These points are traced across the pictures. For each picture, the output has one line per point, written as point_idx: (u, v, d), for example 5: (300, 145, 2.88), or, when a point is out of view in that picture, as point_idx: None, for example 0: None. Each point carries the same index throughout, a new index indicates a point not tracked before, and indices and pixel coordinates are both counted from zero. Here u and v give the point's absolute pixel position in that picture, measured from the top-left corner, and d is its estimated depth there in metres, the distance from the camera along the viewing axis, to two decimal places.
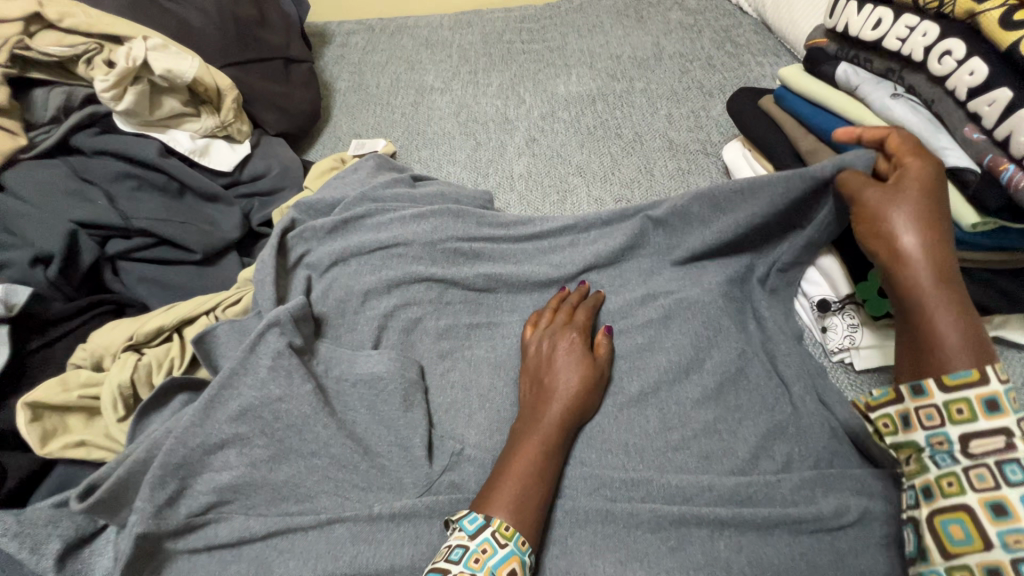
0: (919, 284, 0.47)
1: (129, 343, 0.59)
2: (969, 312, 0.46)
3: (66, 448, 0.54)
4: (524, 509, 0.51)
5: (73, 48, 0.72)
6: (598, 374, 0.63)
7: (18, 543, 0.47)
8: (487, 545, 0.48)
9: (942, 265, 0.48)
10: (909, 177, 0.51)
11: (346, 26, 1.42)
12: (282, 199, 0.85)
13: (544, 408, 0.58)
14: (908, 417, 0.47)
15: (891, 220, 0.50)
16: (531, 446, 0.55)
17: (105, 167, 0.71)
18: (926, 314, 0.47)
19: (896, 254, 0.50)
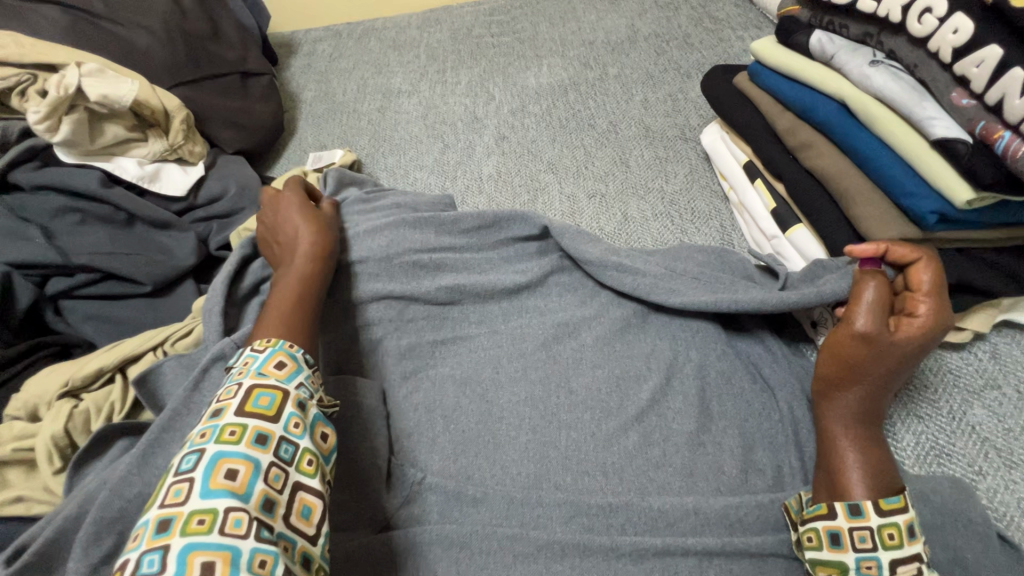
0: (847, 418, 0.49)
1: (66, 388, 0.56)
2: (881, 457, 0.47)
3: (3, 504, 0.52)
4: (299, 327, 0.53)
5: (3, 80, 0.69)
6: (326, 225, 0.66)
7: None
8: (279, 353, 0.46)
9: (872, 409, 0.49)
10: (909, 320, 0.48)
11: (313, 34, 1.38)
12: (241, 220, 0.81)
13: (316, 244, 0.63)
14: (839, 536, 0.44)
15: (858, 352, 0.49)
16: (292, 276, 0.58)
17: (45, 203, 0.69)
18: (841, 445, 0.48)
19: (849, 375, 0.49)
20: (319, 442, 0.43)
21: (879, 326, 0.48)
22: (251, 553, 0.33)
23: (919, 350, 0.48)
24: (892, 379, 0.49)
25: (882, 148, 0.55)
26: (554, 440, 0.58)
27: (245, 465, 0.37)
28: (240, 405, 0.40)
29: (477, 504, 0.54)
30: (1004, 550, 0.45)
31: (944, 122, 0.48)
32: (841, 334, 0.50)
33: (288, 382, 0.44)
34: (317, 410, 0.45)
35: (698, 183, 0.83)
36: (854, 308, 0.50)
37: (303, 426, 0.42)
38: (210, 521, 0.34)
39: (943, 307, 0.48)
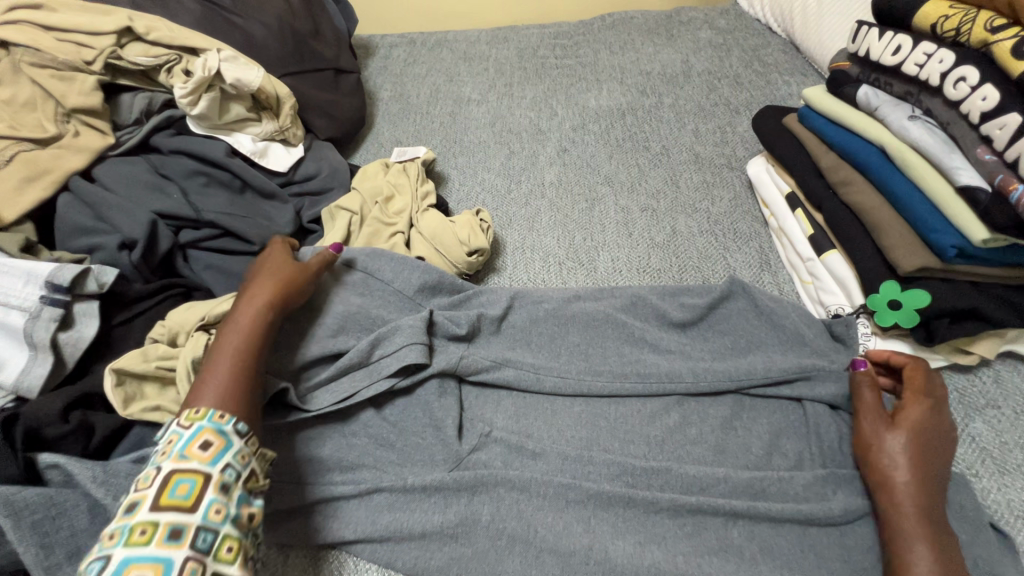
0: (899, 510, 0.53)
1: (202, 322, 0.64)
2: (943, 546, 0.51)
3: (143, 413, 0.60)
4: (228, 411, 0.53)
5: (157, 58, 0.80)
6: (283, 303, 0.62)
7: (104, 490, 0.55)
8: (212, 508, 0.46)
9: (927, 504, 0.53)
10: (908, 410, 0.58)
11: (390, 40, 1.50)
12: (332, 198, 0.92)
13: (248, 344, 0.58)
14: None
15: (883, 450, 0.57)
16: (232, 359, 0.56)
17: (181, 165, 0.80)
18: (901, 535, 0.52)
19: (886, 474, 0.55)
20: (241, 525, 0.47)
21: (890, 429, 0.57)
22: (182, 562, 0.42)
23: (939, 443, 0.56)
24: (936, 478, 0.55)
25: (914, 190, 0.64)
26: (603, 412, 0.67)
27: (154, 567, 0.41)
28: (157, 499, 0.45)
29: (536, 457, 0.63)
30: (991, 537, 0.54)
31: (969, 172, 0.57)
32: (863, 435, 0.59)
33: (212, 466, 0.48)
34: (240, 491, 0.49)
35: (742, 208, 0.92)
36: (864, 412, 0.60)
37: (223, 513, 0.46)
38: (148, 534, 0.43)
39: (918, 391, 0.60)
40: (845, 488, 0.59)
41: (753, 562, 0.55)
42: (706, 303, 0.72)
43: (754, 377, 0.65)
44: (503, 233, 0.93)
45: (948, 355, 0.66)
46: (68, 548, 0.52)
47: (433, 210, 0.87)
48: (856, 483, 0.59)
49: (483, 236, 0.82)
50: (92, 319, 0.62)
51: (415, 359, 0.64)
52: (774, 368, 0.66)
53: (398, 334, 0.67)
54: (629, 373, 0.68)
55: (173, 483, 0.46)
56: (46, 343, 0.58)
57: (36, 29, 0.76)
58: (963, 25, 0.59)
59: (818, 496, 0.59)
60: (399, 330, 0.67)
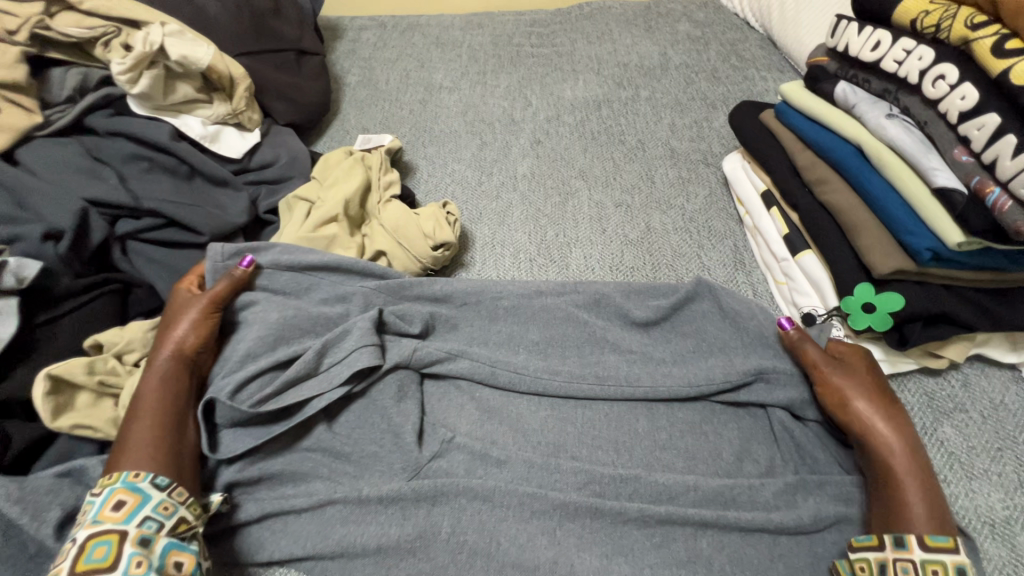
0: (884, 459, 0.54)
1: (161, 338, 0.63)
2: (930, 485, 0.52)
3: (72, 424, 0.55)
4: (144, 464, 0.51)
5: (91, 30, 0.73)
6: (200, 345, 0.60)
7: (19, 509, 0.49)
8: (133, 562, 0.44)
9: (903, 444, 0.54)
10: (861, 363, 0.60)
11: (358, 22, 1.43)
12: (290, 188, 0.86)
13: (161, 397, 0.56)
14: (885, 566, 0.48)
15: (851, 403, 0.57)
16: (149, 413, 0.54)
17: (119, 149, 0.73)
18: (893, 484, 0.52)
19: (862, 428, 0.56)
20: (169, 573, 0.46)
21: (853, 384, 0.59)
22: None
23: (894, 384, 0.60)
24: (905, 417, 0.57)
25: (889, 191, 0.62)
26: (571, 416, 0.64)
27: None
28: (73, 567, 0.44)
29: (500, 465, 0.60)
30: (960, 544, 0.53)
31: (945, 173, 0.56)
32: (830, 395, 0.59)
33: (127, 522, 0.46)
34: (168, 538, 0.47)
35: (717, 205, 0.90)
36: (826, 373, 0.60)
37: (144, 564, 0.45)
38: None
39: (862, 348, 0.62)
40: (816, 496, 0.57)
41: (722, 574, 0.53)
42: (679, 304, 0.70)
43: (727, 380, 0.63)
44: (473, 228, 0.89)
45: (919, 359, 0.65)
46: None
47: (396, 201, 0.83)
48: (827, 490, 0.58)
49: (451, 229, 0.77)
50: (9, 318, 0.56)
51: (368, 360, 0.60)
52: (747, 372, 0.64)
53: (348, 337, 0.62)
54: (600, 376, 0.65)
55: (92, 547, 0.45)
56: None
57: None
58: (943, 22, 0.56)
59: (789, 504, 0.57)
60: (349, 333, 0.63)
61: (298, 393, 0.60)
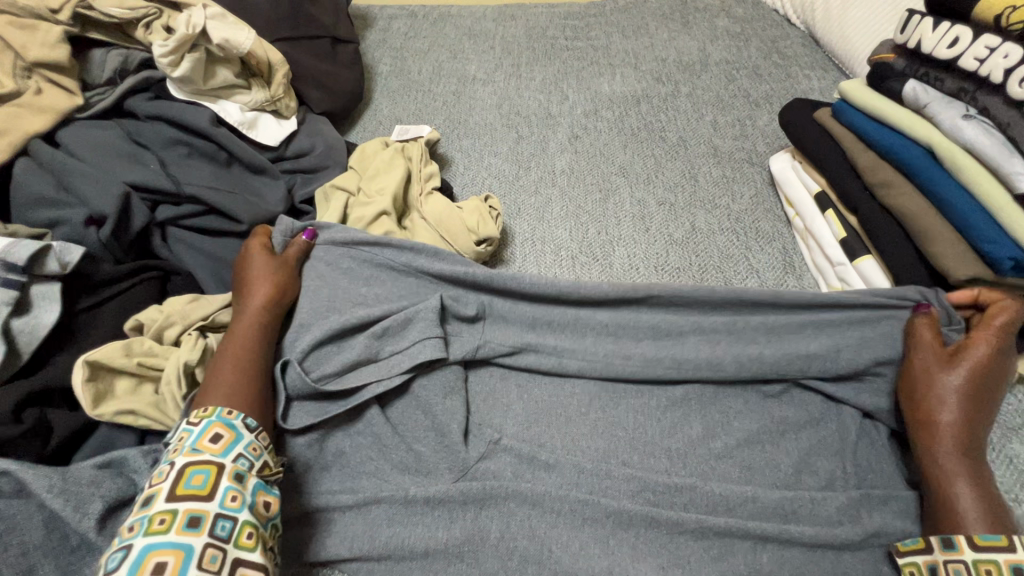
0: (942, 451, 0.53)
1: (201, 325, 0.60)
2: (986, 488, 0.51)
3: (115, 413, 0.54)
4: (236, 400, 0.53)
5: (133, 11, 0.71)
6: (279, 297, 0.62)
7: (63, 500, 0.48)
8: (230, 493, 0.46)
9: (968, 441, 0.52)
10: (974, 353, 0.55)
11: (389, 11, 1.40)
12: (326, 177, 0.84)
13: (247, 343, 0.57)
14: (935, 570, 0.47)
15: (937, 393, 0.54)
16: (234, 361, 0.56)
17: (160, 133, 0.72)
18: (945, 479, 0.52)
19: (933, 416, 0.54)
20: (258, 512, 0.47)
21: (949, 373, 0.54)
22: (202, 550, 0.42)
23: (995, 377, 0.54)
24: (981, 414, 0.54)
25: (963, 194, 0.59)
26: (621, 420, 0.62)
27: (175, 553, 0.42)
28: (173, 489, 0.45)
29: (549, 469, 0.58)
30: None
31: None
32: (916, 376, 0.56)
33: (224, 456, 0.48)
34: (258, 478, 0.49)
35: (764, 205, 0.87)
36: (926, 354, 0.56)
37: (239, 499, 0.46)
38: (167, 522, 0.43)
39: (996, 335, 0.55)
40: (881, 511, 0.55)
41: None
42: None
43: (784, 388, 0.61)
44: (512, 223, 0.87)
45: None
46: (18, 568, 0.45)
47: (437, 193, 0.81)
48: (892, 506, 0.55)
49: (494, 224, 0.76)
50: (54, 303, 0.55)
51: (432, 355, 0.59)
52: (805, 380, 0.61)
53: (411, 327, 0.61)
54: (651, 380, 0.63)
55: (191, 474, 0.46)
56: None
57: None
58: None
59: (853, 520, 0.54)
60: (412, 322, 0.61)
61: (360, 380, 0.59)
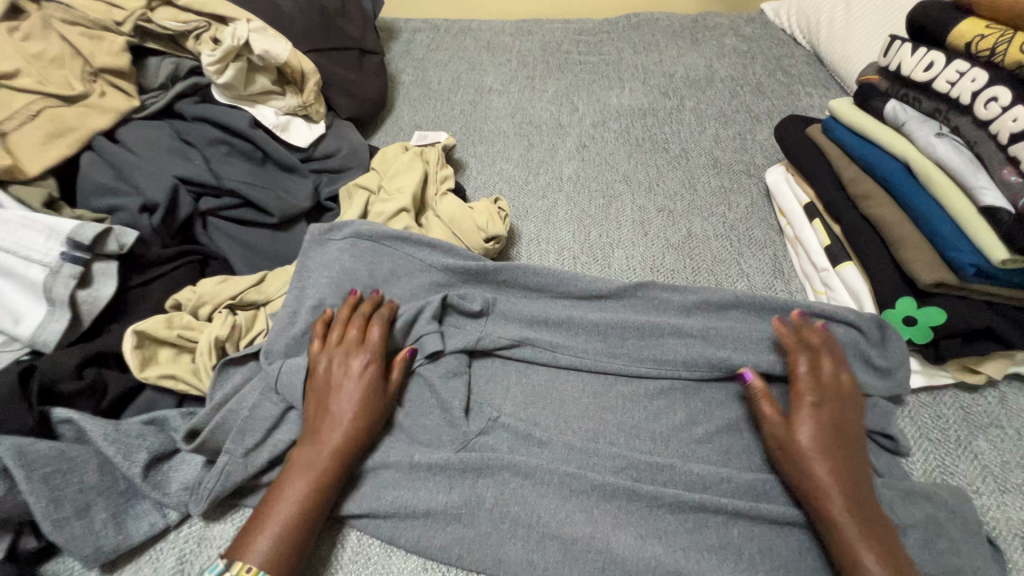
0: (839, 514, 0.52)
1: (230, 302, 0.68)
2: (889, 553, 0.50)
3: (160, 377, 0.61)
4: (284, 548, 0.51)
5: (186, 24, 0.79)
6: (372, 408, 0.60)
7: (115, 448, 0.55)
8: None
9: (860, 505, 0.53)
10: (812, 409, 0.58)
11: (413, 25, 1.49)
12: (350, 177, 0.92)
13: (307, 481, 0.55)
14: None
15: (808, 452, 0.56)
16: (280, 507, 0.53)
17: (205, 133, 0.80)
18: (847, 542, 0.51)
19: (812, 476, 0.55)
20: None
21: (803, 430, 0.57)
22: None
23: (847, 429, 0.58)
24: (858, 466, 0.55)
25: (935, 207, 0.64)
26: (611, 405, 0.68)
27: None
28: None
29: (541, 445, 0.64)
30: (988, 551, 0.55)
31: (993, 192, 0.58)
32: (780, 434, 0.58)
33: None
34: None
35: (758, 214, 0.92)
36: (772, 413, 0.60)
37: None
38: None
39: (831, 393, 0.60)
40: None
41: (752, 561, 0.55)
42: (718, 306, 0.72)
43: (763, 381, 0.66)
44: (519, 224, 0.93)
45: (955, 373, 0.67)
46: (76, 503, 0.52)
47: (451, 194, 0.88)
48: None
49: (502, 224, 0.82)
50: (110, 279, 0.62)
51: (433, 347, 0.67)
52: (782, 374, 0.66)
53: (418, 321, 0.70)
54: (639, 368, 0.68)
55: None
56: (65, 299, 0.58)
57: None
58: (997, 46, 0.58)
59: None
60: (419, 317, 0.70)
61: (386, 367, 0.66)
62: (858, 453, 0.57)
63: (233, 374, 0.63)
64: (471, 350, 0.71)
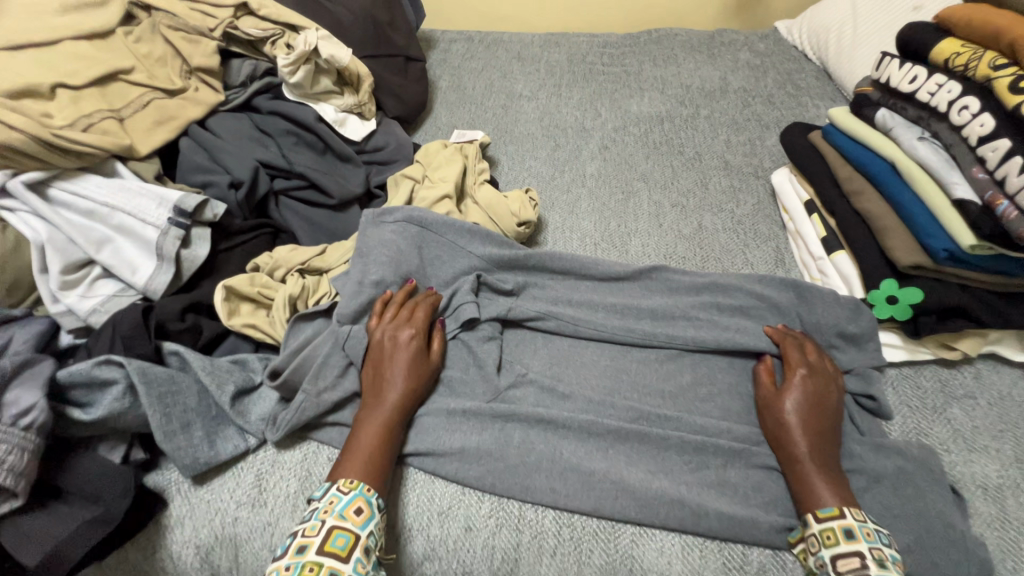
0: (803, 462, 0.63)
1: (300, 267, 0.79)
2: (839, 494, 0.61)
3: (243, 326, 0.72)
4: (372, 476, 0.62)
5: (265, 31, 0.92)
6: (427, 368, 0.72)
7: (210, 379, 0.67)
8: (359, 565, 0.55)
9: (822, 456, 0.63)
10: (793, 381, 0.69)
11: (449, 36, 1.61)
12: (396, 169, 1.03)
13: (381, 427, 0.65)
14: (851, 531, 0.57)
15: (784, 414, 0.67)
16: (364, 447, 0.64)
17: (277, 126, 0.92)
18: (806, 481, 0.62)
19: (783, 431, 0.66)
20: None
21: (783, 397, 0.68)
22: None
23: (828, 405, 0.68)
24: (829, 433, 0.66)
25: (916, 201, 0.73)
26: (626, 368, 0.77)
27: None
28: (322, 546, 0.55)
29: (564, 398, 0.74)
30: (950, 497, 0.63)
31: (964, 187, 0.67)
32: (765, 399, 0.70)
33: (362, 529, 0.57)
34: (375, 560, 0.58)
35: (764, 211, 1.02)
36: (763, 385, 0.71)
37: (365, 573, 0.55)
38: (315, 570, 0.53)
39: (813, 371, 0.70)
40: None
41: (744, 496, 0.65)
42: (722, 287, 0.82)
43: (760, 351, 0.75)
44: (546, 214, 1.04)
45: (934, 350, 0.75)
46: (181, 420, 0.64)
47: (487, 185, 0.99)
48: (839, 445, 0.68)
49: (532, 211, 0.93)
50: (205, 242, 0.73)
51: (471, 315, 0.77)
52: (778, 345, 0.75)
53: (458, 293, 0.80)
54: (652, 337, 0.78)
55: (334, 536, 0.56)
56: (171, 256, 0.70)
57: None
58: (970, 62, 0.67)
59: None
60: (460, 289, 0.80)
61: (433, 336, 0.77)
62: (833, 423, 0.67)
63: (303, 327, 0.74)
64: (504, 319, 0.81)
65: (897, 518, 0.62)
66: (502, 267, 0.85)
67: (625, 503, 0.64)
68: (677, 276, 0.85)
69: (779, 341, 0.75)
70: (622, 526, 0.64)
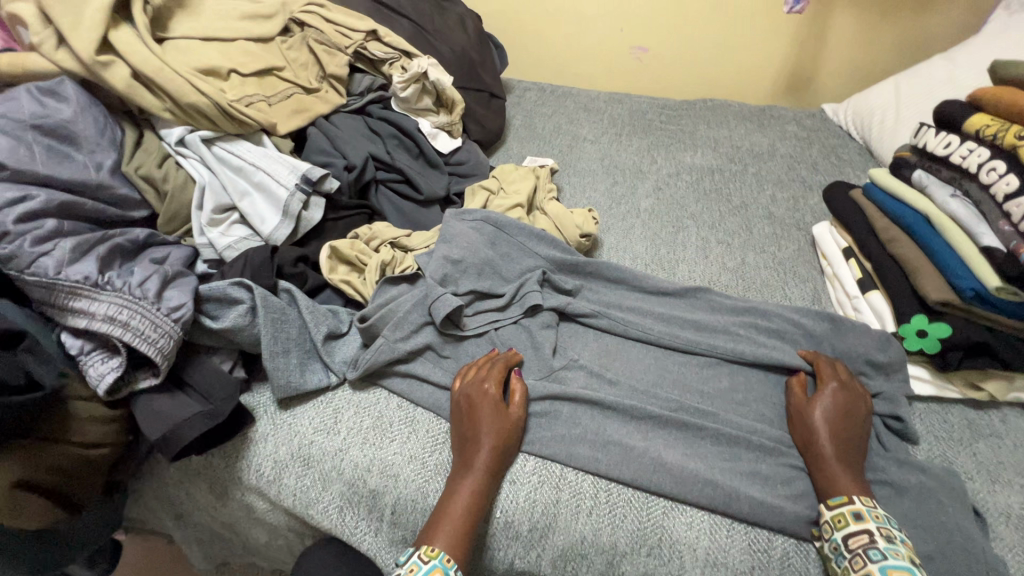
0: (827, 459, 0.69)
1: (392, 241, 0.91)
2: (858, 490, 0.66)
3: (340, 281, 0.84)
4: (460, 545, 0.64)
5: (387, 54, 1.10)
6: (511, 427, 0.72)
7: (311, 318, 0.77)
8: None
9: (846, 457, 0.69)
10: (824, 391, 0.75)
11: (525, 85, 1.81)
12: (474, 181, 1.17)
13: (467, 496, 0.66)
14: (859, 514, 0.63)
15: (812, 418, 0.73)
16: (453, 513, 0.65)
17: (384, 129, 1.08)
18: (828, 477, 0.68)
19: (810, 432, 0.72)
20: None
21: (812, 403, 0.74)
22: None
23: (856, 415, 0.73)
24: (855, 440, 0.71)
25: (948, 249, 0.81)
26: (668, 368, 0.85)
27: None
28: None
29: (611, 384, 0.81)
30: (970, 514, 0.67)
31: (990, 237, 0.76)
32: (795, 406, 0.76)
33: None
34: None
35: (805, 257, 1.10)
36: (795, 393, 0.77)
37: None
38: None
39: (844, 385, 0.76)
40: None
41: (771, 488, 0.70)
42: (762, 309, 0.90)
43: (794, 366, 0.82)
44: (603, 236, 1.15)
45: (962, 387, 0.80)
46: (283, 345, 0.74)
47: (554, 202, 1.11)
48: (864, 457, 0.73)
49: (594, 226, 1.04)
50: (319, 207, 0.86)
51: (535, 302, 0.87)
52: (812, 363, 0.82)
53: (525, 283, 0.90)
54: (694, 344, 0.86)
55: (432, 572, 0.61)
56: (294, 213, 0.83)
57: (319, 19, 1.09)
58: (999, 132, 0.77)
59: None
60: (527, 280, 0.90)
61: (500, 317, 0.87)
62: (860, 431, 0.72)
63: (390, 289, 0.85)
64: (561, 312, 0.90)
65: (918, 525, 0.66)
66: (563, 268, 0.95)
67: (661, 477, 0.70)
68: (720, 297, 0.93)
69: (812, 358, 0.81)
70: (655, 499, 0.70)
